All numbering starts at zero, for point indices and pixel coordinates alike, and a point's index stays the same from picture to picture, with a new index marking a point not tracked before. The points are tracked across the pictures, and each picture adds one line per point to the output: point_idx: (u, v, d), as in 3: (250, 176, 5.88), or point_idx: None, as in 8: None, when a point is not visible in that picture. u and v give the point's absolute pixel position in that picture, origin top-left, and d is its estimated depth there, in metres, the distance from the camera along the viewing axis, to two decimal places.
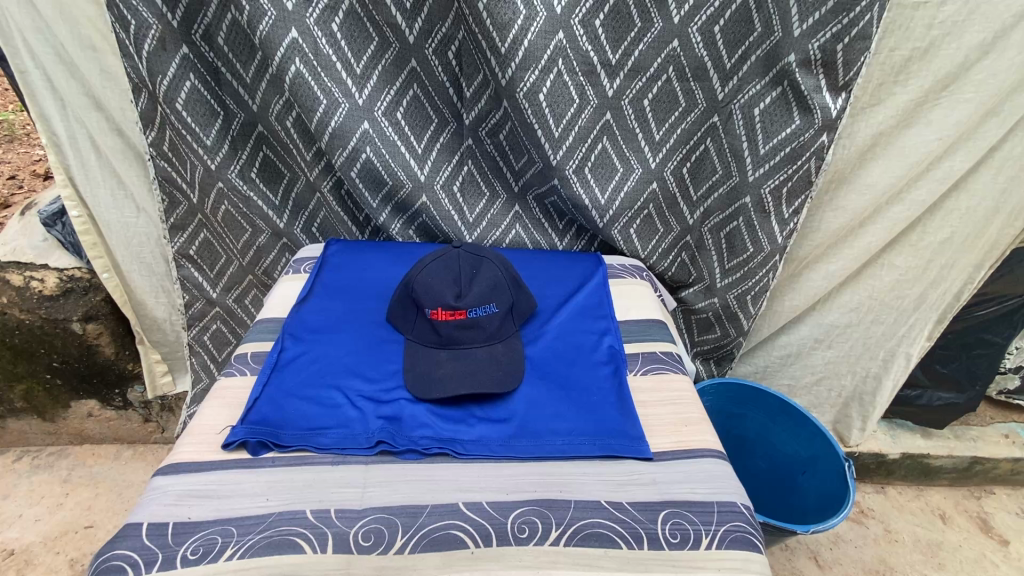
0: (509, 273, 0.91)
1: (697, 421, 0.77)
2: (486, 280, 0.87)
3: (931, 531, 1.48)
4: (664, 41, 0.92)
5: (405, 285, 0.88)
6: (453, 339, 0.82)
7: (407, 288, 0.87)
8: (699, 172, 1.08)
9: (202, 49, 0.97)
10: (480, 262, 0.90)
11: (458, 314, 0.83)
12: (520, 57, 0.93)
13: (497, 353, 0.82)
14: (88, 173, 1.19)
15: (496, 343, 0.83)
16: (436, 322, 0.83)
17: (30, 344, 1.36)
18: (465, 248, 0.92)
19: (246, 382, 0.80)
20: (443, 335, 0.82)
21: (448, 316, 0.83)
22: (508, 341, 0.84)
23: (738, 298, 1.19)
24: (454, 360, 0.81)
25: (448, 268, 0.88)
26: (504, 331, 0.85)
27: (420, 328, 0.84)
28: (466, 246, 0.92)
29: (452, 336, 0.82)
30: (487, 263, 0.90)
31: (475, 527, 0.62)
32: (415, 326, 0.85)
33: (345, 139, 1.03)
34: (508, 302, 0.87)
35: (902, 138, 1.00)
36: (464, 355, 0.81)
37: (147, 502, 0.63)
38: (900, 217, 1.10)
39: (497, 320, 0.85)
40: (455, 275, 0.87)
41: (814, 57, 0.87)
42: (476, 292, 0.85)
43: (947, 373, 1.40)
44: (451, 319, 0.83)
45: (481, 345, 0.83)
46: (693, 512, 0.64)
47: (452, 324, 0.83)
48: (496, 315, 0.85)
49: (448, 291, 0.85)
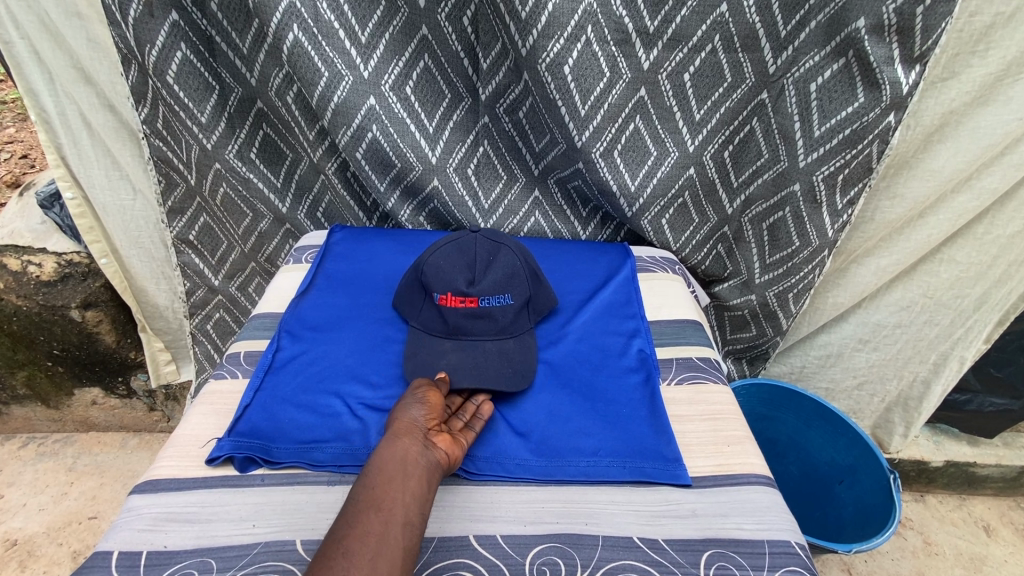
0: (531, 264, 0.82)
1: (742, 440, 0.67)
2: (504, 267, 0.78)
3: (974, 544, 1.38)
4: (711, 5, 0.81)
5: (415, 267, 0.80)
6: (460, 329, 0.75)
7: (416, 270, 0.79)
8: (742, 156, 0.96)
9: (193, 15, 0.89)
10: (498, 248, 0.80)
11: (470, 302, 0.75)
12: (543, 24, 0.82)
13: (507, 348, 0.74)
14: (81, 152, 1.12)
15: (507, 337, 0.75)
16: (445, 308, 0.75)
17: (29, 331, 1.30)
18: (484, 231, 0.82)
19: (237, 387, 0.72)
20: (451, 324, 0.75)
21: (458, 303, 0.75)
22: (520, 338, 0.76)
23: (779, 296, 1.08)
24: (460, 350, 0.73)
25: (462, 251, 0.79)
26: (517, 326, 0.76)
27: (426, 314, 0.77)
28: (486, 230, 0.83)
29: (461, 325, 0.75)
30: (506, 250, 0.80)
31: (487, 567, 0.54)
32: (421, 311, 0.77)
33: (349, 116, 0.95)
34: (525, 295, 0.78)
35: (975, 117, 0.89)
36: (471, 347, 0.74)
37: (120, 526, 0.55)
38: (967, 207, 0.98)
39: (513, 312, 0.76)
40: (469, 260, 0.79)
41: (888, 21, 0.74)
42: (490, 280, 0.76)
43: (1001, 377, 1.29)
44: (461, 306, 0.75)
45: (491, 339, 0.75)
46: (740, 554, 0.55)
47: (462, 313, 0.75)
48: (511, 308, 0.76)
49: (459, 276, 0.77)
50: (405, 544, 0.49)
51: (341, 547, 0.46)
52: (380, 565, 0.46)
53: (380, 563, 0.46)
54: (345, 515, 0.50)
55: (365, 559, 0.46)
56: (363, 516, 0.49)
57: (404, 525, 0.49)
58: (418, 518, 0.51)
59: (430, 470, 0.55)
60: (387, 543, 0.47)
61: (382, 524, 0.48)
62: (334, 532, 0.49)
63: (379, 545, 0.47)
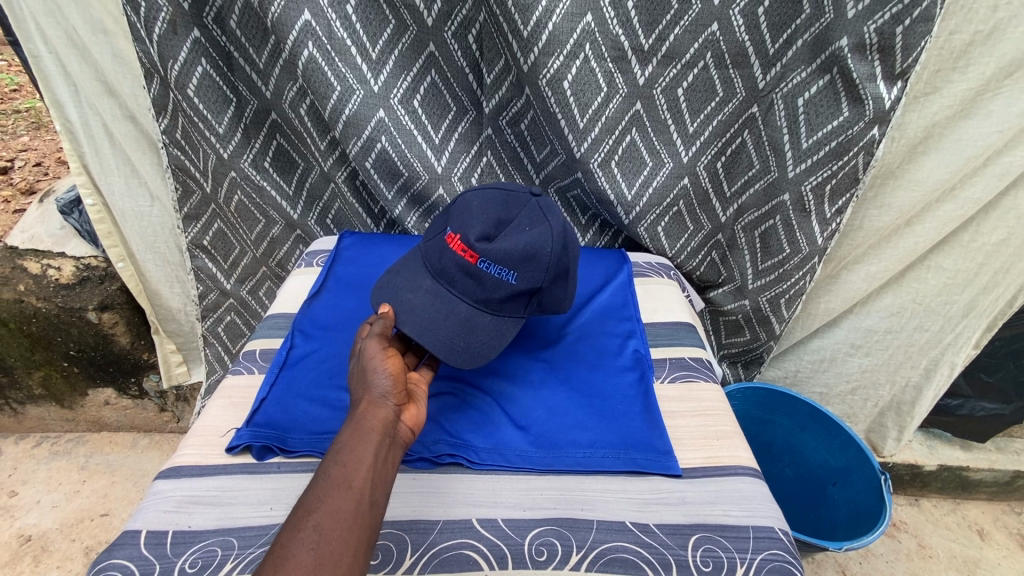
0: (563, 260, 0.72)
1: (731, 435, 0.71)
2: (528, 243, 0.69)
3: (967, 547, 1.41)
4: (702, 25, 0.85)
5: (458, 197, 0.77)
6: (447, 274, 0.71)
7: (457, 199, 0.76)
8: (734, 166, 1.01)
9: (214, 33, 0.94)
10: (539, 222, 0.72)
11: (470, 256, 0.69)
12: (544, 42, 0.87)
13: (476, 319, 0.70)
14: (102, 161, 1.17)
15: (485, 311, 0.71)
16: (448, 246, 0.71)
17: (47, 332, 1.34)
18: (541, 200, 0.74)
19: (253, 382, 0.76)
20: (444, 264, 0.71)
21: (460, 249, 0.70)
22: (498, 317, 0.71)
23: (771, 301, 1.12)
24: (433, 295, 0.71)
25: (505, 206, 0.73)
26: (502, 304, 0.71)
27: (435, 244, 0.74)
28: (545, 200, 0.74)
29: (449, 272, 0.71)
30: (544, 228, 0.71)
31: (488, 547, 0.57)
32: (435, 240, 0.75)
33: (359, 128, 1.00)
34: (531, 284, 0.71)
35: (957, 130, 0.93)
36: (447, 300, 0.70)
37: (147, 507, 0.59)
38: (952, 216, 1.02)
39: (505, 291, 0.70)
40: (504, 217, 0.72)
41: (869, 40, 0.79)
42: (505, 249, 0.69)
43: (992, 382, 1.32)
44: (460, 254, 0.70)
45: (469, 300, 0.71)
46: (726, 538, 0.59)
47: (458, 261, 0.70)
48: (507, 287, 0.70)
49: (481, 225, 0.71)
50: (373, 520, 0.51)
51: (311, 523, 0.48)
52: (349, 542, 0.48)
53: (350, 542, 0.48)
54: (315, 490, 0.51)
55: (336, 535, 0.48)
56: (334, 492, 0.51)
57: (371, 506, 0.51)
58: (385, 493, 0.53)
59: (396, 446, 0.57)
60: (358, 520, 0.50)
61: (353, 502, 0.50)
62: (303, 506, 0.50)
63: (348, 525, 0.49)
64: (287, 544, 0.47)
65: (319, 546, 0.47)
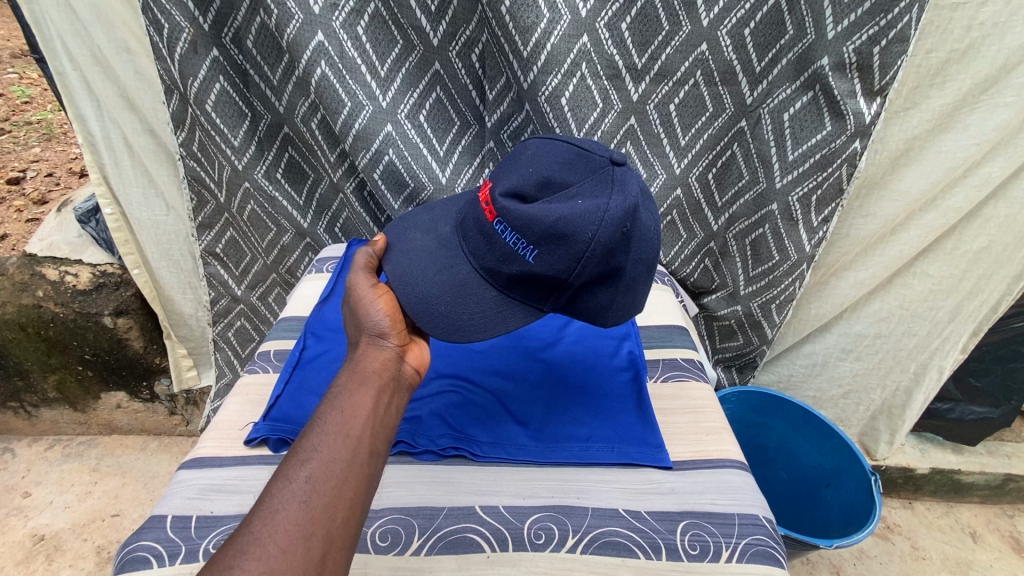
0: (597, 248, 0.65)
1: (720, 430, 0.75)
2: (553, 217, 0.64)
3: (959, 549, 1.44)
4: (692, 45, 0.91)
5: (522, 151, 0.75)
6: (469, 229, 0.72)
7: (519, 154, 0.75)
8: (725, 177, 1.05)
9: (232, 52, 1.00)
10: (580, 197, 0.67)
11: (491, 215, 0.69)
12: (543, 61, 0.93)
13: (473, 286, 0.69)
14: (121, 171, 1.23)
15: (488, 282, 0.69)
16: (480, 200, 0.72)
17: (63, 337, 1.39)
18: (595, 178, 0.68)
19: (268, 380, 0.81)
20: (471, 218, 0.72)
21: (488, 205, 0.70)
22: (501, 292, 0.69)
23: (762, 307, 1.16)
24: (442, 244, 0.73)
25: (554, 173, 0.69)
26: (508, 279, 0.68)
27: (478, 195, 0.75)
28: (600, 179, 0.68)
29: (469, 228, 0.72)
30: (578, 205, 0.65)
31: (490, 531, 0.62)
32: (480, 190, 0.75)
33: (368, 141, 1.05)
34: (546, 265, 0.66)
35: (936, 144, 0.98)
36: (456, 255, 0.71)
37: (172, 495, 0.64)
38: (934, 224, 1.07)
39: (515, 266, 0.67)
40: (550, 183, 0.68)
41: (848, 59, 0.84)
42: (526, 217, 0.65)
43: (980, 386, 1.36)
44: (486, 209, 0.70)
45: (477, 263, 0.70)
46: (712, 523, 0.63)
47: (482, 217, 0.70)
48: (518, 259, 0.66)
49: (518, 187, 0.68)
50: (371, 469, 0.54)
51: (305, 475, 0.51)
52: (344, 491, 0.51)
53: (346, 492, 0.51)
54: (309, 441, 0.54)
55: (330, 485, 0.51)
56: (328, 444, 0.54)
57: (371, 456, 0.55)
58: (383, 443, 0.57)
59: (392, 400, 0.61)
60: (352, 470, 0.53)
61: (351, 451, 0.54)
62: (300, 456, 0.53)
63: (345, 473, 0.52)
64: (281, 494, 0.50)
65: (312, 497, 0.50)
